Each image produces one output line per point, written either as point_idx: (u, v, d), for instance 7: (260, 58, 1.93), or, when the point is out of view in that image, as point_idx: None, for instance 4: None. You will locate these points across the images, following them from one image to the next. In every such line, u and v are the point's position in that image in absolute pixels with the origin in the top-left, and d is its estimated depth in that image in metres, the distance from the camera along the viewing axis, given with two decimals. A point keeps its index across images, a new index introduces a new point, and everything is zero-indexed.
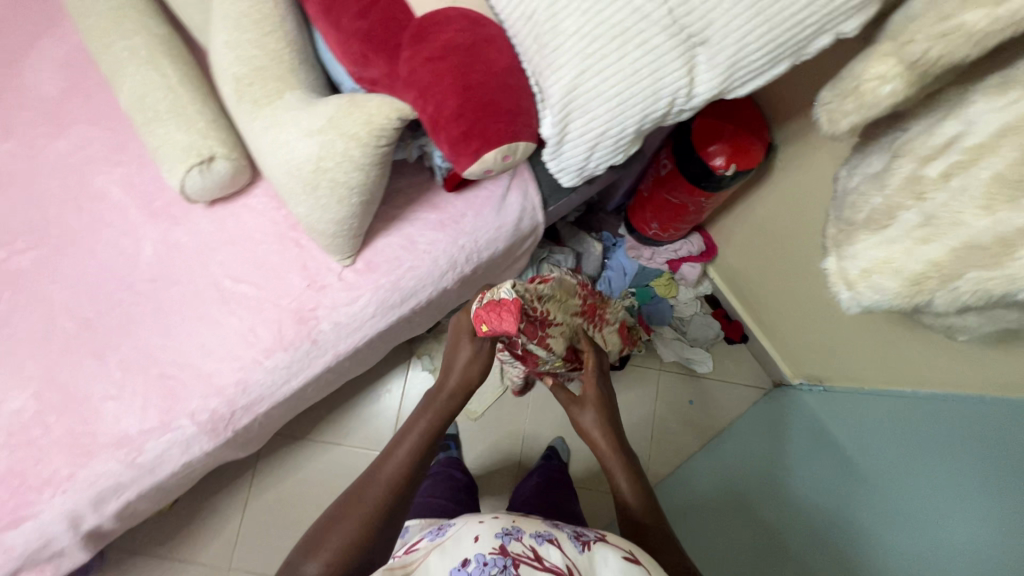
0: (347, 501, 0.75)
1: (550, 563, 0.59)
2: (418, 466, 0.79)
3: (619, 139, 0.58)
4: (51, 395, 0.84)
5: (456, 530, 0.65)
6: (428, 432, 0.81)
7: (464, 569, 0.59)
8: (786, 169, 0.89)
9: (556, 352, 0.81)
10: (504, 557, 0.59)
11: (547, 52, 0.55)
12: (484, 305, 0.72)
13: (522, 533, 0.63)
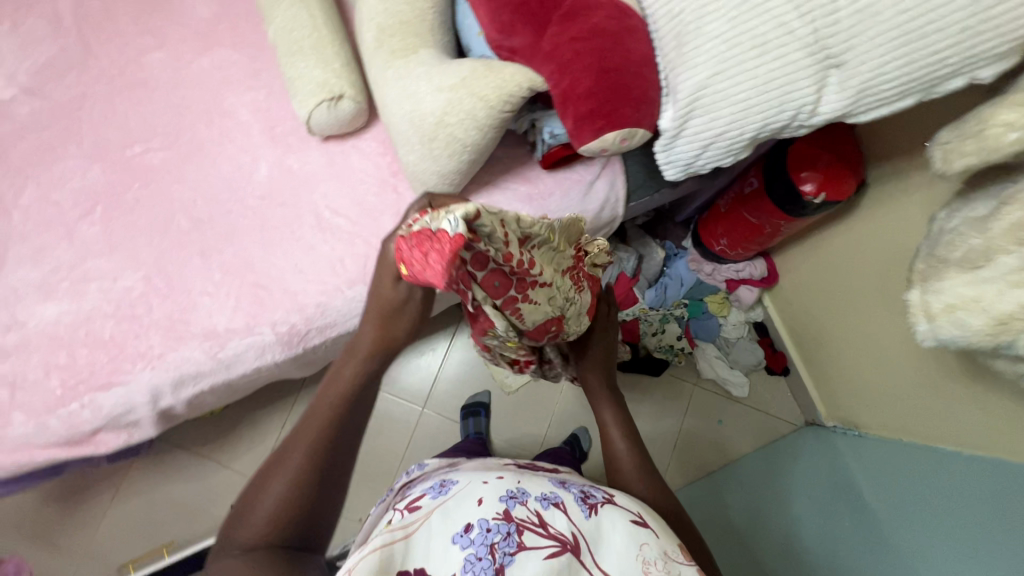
0: (248, 508, 0.58)
1: (556, 530, 0.52)
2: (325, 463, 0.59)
3: (734, 142, 0.62)
4: (159, 281, 0.93)
5: (457, 489, 0.57)
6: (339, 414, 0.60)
7: (466, 535, 0.51)
8: (872, 207, 0.90)
9: (518, 322, 0.63)
10: (508, 522, 0.52)
11: (686, 50, 0.60)
12: (414, 235, 0.49)
13: (527, 495, 0.56)
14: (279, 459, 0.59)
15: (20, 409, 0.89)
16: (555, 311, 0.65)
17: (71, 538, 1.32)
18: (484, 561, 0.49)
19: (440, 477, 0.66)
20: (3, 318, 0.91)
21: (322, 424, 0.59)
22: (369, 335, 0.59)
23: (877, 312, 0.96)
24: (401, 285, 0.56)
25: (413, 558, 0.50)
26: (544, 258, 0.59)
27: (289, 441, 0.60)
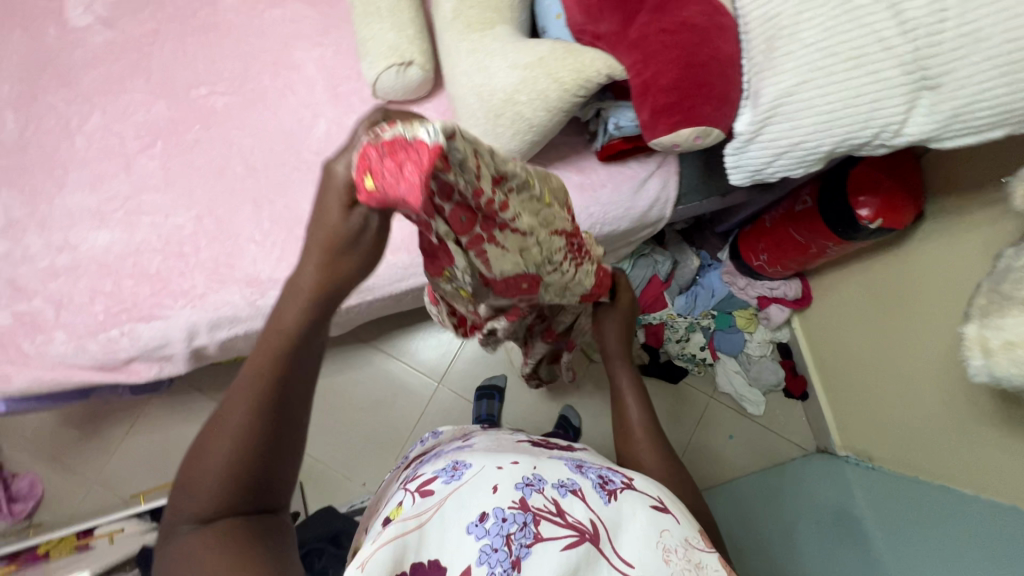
0: (180, 503, 0.45)
1: (574, 518, 0.43)
2: (265, 442, 0.45)
3: (808, 154, 0.62)
4: (209, 222, 0.95)
5: (471, 475, 0.47)
6: (275, 373, 0.45)
7: (481, 525, 0.42)
8: (926, 241, 0.89)
9: (481, 272, 0.53)
10: (525, 511, 0.43)
11: (776, 55, 0.60)
12: (380, 143, 0.38)
13: (543, 481, 0.47)
14: (204, 442, 0.45)
15: (64, 329, 0.92)
16: (528, 266, 0.55)
17: (85, 463, 1.36)
18: (500, 553, 0.40)
19: (446, 456, 0.56)
20: (58, 240, 0.94)
21: (255, 391, 0.45)
22: (310, 277, 0.43)
23: (914, 344, 0.95)
24: (352, 215, 0.41)
25: (423, 551, 0.40)
26: (523, 201, 0.49)
27: (216, 416, 0.46)
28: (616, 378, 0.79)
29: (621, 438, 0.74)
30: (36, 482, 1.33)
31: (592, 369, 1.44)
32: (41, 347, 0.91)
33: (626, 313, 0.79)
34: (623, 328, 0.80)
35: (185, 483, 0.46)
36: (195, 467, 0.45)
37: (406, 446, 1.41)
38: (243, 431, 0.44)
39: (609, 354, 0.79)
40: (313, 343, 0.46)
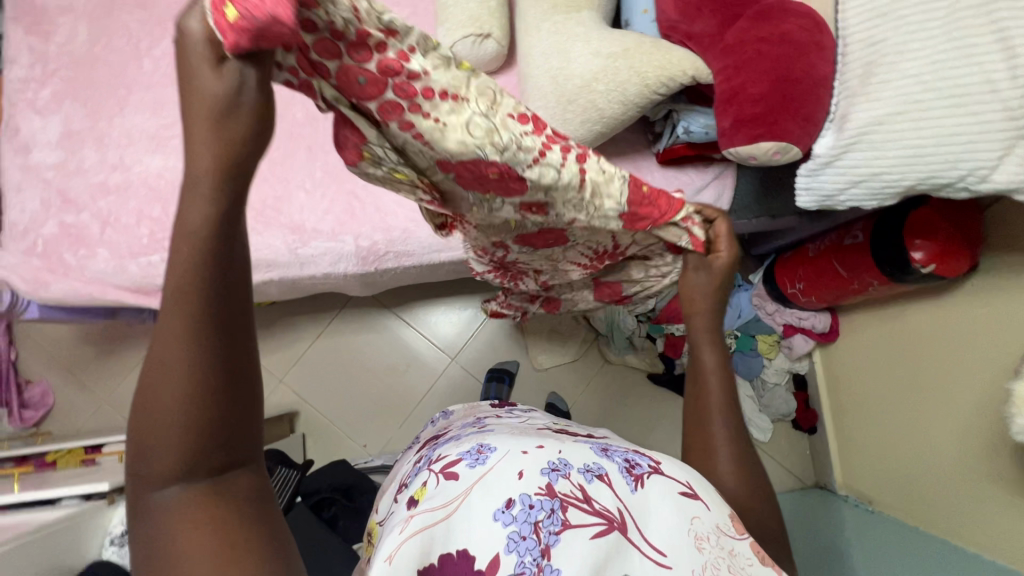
0: (135, 530, 0.33)
1: (601, 506, 0.41)
2: (218, 411, 0.32)
3: (887, 187, 0.61)
4: (263, 164, 0.95)
5: (497, 460, 0.44)
6: (196, 305, 0.31)
7: (507, 512, 0.39)
8: (966, 296, 0.87)
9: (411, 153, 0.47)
10: (552, 498, 0.40)
11: (873, 82, 0.59)
12: None
13: (569, 466, 0.43)
14: (135, 442, 0.32)
15: (106, 247, 0.93)
16: (481, 150, 0.46)
17: (97, 382, 1.38)
18: (529, 541, 0.38)
19: (467, 437, 0.52)
20: (113, 157, 0.95)
21: (175, 340, 0.31)
22: (204, 174, 0.31)
23: (948, 393, 0.91)
24: (223, 70, 0.31)
25: (450, 539, 0.39)
26: (439, 64, 0.42)
27: (138, 399, 0.32)
28: (697, 345, 0.62)
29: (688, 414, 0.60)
30: (48, 392, 1.36)
31: (605, 371, 1.43)
32: (83, 261, 0.92)
33: (717, 275, 0.63)
34: (714, 294, 0.63)
35: (130, 509, 0.33)
36: (136, 477, 0.33)
37: (410, 416, 1.42)
38: (181, 396, 0.31)
39: (692, 317, 0.63)
40: (238, 253, 0.33)
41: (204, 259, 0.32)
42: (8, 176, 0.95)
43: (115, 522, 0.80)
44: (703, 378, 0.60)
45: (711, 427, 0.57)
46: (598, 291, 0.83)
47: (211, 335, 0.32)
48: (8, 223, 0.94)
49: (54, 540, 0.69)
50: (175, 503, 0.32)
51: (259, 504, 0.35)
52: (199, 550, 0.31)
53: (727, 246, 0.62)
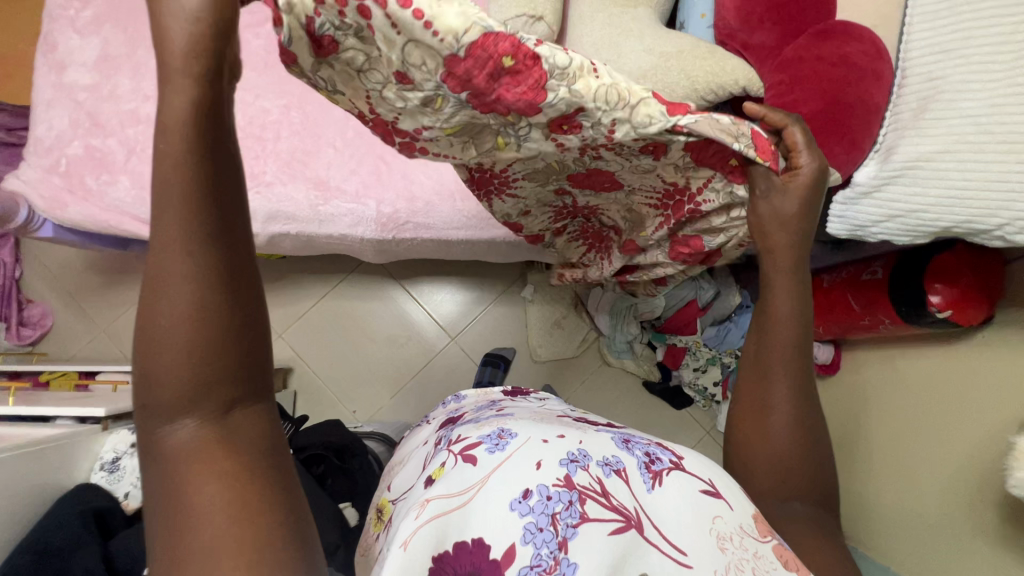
0: (146, 449, 0.35)
1: (618, 502, 0.41)
2: (222, 328, 0.34)
3: (921, 225, 0.61)
4: (296, 116, 0.95)
5: (516, 448, 0.44)
6: (196, 217, 0.34)
7: (524, 502, 0.40)
8: (981, 349, 0.86)
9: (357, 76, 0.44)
10: (570, 490, 0.41)
11: (926, 118, 0.59)
12: None
13: (588, 458, 0.44)
14: (137, 368, 0.34)
15: (129, 176, 0.92)
16: (482, 17, 0.38)
17: (97, 310, 1.37)
18: (546, 533, 0.38)
19: (485, 421, 0.53)
20: (146, 88, 0.95)
21: (176, 258, 0.33)
22: (187, 97, 0.34)
23: (938, 435, 0.91)
24: None
25: (465, 528, 0.40)
26: None
27: (143, 326, 0.33)
28: (768, 289, 0.58)
29: (745, 366, 0.60)
30: (47, 314, 1.36)
31: (602, 372, 1.43)
32: (104, 187, 0.92)
33: (797, 194, 0.53)
34: (801, 228, 0.55)
35: (141, 427, 0.35)
36: (140, 400, 0.34)
37: (403, 389, 1.42)
38: (190, 318, 0.33)
39: (770, 256, 0.57)
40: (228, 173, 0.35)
41: (200, 178, 0.34)
42: (39, 91, 0.95)
43: (107, 448, 0.79)
44: (766, 336, 0.58)
45: (774, 383, 0.57)
46: (674, 250, 0.72)
47: (212, 253, 0.34)
48: (34, 138, 0.93)
49: (45, 457, 0.70)
50: (187, 419, 0.34)
51: (263, 428, 0.37)
52: (219, 463, 0.34)
53: (810, 158, 0.53)
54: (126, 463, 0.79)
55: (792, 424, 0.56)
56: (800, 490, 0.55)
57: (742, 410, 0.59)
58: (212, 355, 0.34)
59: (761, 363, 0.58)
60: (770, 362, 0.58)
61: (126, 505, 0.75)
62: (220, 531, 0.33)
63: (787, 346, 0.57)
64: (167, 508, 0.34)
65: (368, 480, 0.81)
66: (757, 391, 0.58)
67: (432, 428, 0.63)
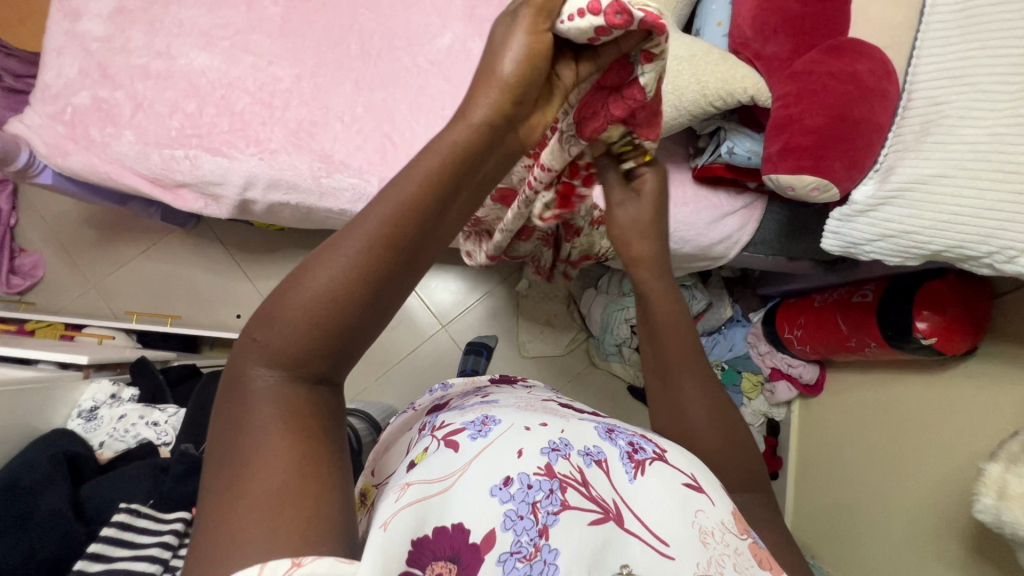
0: (235, 377, 0.38)
1: (597, 493, 0.42)
2: (359, 305, 0.37)
3: (913, 247, 0.62)
4: (307, 86, 0.95)
5: (498, 434, 0.44)
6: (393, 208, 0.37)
7: (505, 489, 0.40)
8: (964, 379, 0.86)
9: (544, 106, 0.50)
10: (551, 479, 0.41)
11: (925, 142, 0.60)
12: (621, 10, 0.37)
13: (569, 447, 0.44)
14: (272, 308, 0.38)
15: (133, 130, 0.92)
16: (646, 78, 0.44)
17: (89, 266, 1.37)
18: (526, 521, 0.38)
19: (470, 407, 0.53)
20: (160, 45, 0.94)
21: (355, 237, 0.37)
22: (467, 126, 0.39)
23: (909, 462, 0.92)
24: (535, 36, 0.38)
25: (445, 513, 0.39)
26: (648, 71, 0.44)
27: (302, 269, 0.38)
28: (646, 300, 0.60)
29: (650, 376, 0.61)
30: (39, 265, 1.35)
31: (588, 374, 1.43)
32: (107, 138, 0.91)
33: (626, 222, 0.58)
34: (655, 248, 0.59)
35: (244, 350, 0.38)
36: (258, 334, 0.38)
37: (389, 372, 1.42)
38: (333, 283, 0.36)
39: (639, 267, 0.60)
40: (450, 203, 0.39)
41: (432, 185, 0.38)
42: (52, 38, 0.94)
43: (86, 397, 0.80)
44: (661, 341, 0.59)
45: (683, 386, 0.58)
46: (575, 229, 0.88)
47: (392, 247, 0.37)
48: (42, 84, 0.93)
49: (24, 399, 0.70)
50: (289, 370, 0.37)
51: (334, 404, 0.39)
52: (290, 422, 0.36)
53: (652, 168, 0.57)
54: (104, 413, 0.80)
55: (710, 423, 0.56)
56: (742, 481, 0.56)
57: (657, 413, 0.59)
58: (334, 325, 0.37)
59: (666, 368, 0.59)
60: (672, 367, 0.59)
61: (100, 454, 0.76)
62: (275, 484, 0.33)
63: (682, 352, 0.58)
64: (234, 441, 0.36)
65: None
66: (669, 399, 0.59)
67: (418, 415, 0.62)
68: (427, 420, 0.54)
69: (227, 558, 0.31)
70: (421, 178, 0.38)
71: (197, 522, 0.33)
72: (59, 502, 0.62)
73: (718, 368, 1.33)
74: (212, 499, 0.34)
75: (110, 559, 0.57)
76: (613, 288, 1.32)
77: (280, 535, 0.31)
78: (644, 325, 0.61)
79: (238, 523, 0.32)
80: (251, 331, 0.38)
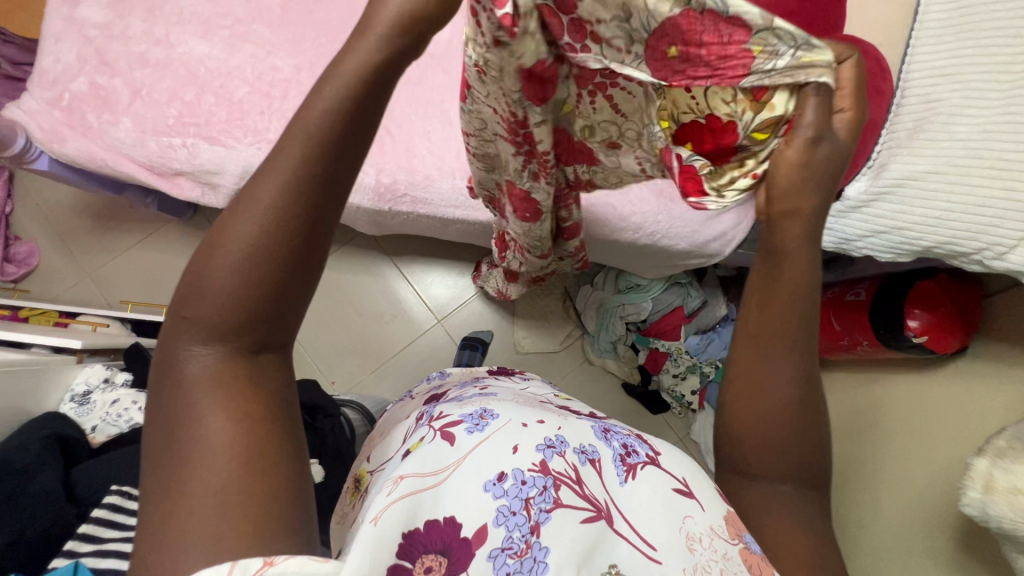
0: (169, 363, 0.37)
1: (590, 492, 0.42)
2: (274, 273, 0.36)
3: (905, 242, 0.63)
4: (306, 76, 0.95)
5: (495, 429, 0.44)
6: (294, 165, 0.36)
7: (498, 485, 0.40)
8: (953, 378, 0.87)
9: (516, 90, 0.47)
10: (545, 476, 0.41)
11: (918, 138, 0.61)
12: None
13: (565, 445, 0.44)
14: (195, 282, 0.37)
15: (131, 117, 0.91)
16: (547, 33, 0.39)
17: (84, 254, 1.36)
18: (519, 517, 0.39)
19: (468, 399, 0.53)
20: (159, 33, 0.94)
21: (264, 195, 0.35)
22: (351, 71, 0.37)
23: (897, 461, 0.92)
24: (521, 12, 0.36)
25: (437, 506, 0.39)
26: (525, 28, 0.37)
27: (213, 241, 0.36)
28: (781, 260, 0.47)
29: (744, 341, 0.49)
30: (34, 253, 1.35)
31: (583, 371, 1.43)
32: (104, 125, 0.91)
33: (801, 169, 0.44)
34: (821, 201, 0.45)
35: (171, 334, 0.37)
36: (185, 311, 0.37)
37: (384, 365, 1.42)
38: (244, 253, 0.35)
39: (788, 219, 0.46)
40: (360, 141, 0.38)
41: (332, 127, 0.36)
42: (50, 24, 0.94)
43: (80, 380, 0.80)
44: (772, 307, 0.47)
45: (776, 367, 0.47)
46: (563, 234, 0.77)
47: (306, 203, 0.36)
48: (39, 69, 0.93)
49: (17, 382, 0.70)
50: (222, 344, 0.37)
51: (273, 377, 0.38)
52: (227, 401, 0.36)
53: (854, 104, 0.42)
54: (97, 397, 0.80)
55: (784, 412, 0.47)
56: (792, 470, 0.49)
57: (733, 379, 0.50)
58: (255, 295, 0.36)
59: (772, 341, 0.47)
60: (768, 336, 0.47)
61: (92, 438, 0.76)
62: (221, 478, 0.33)
63: (787, 318, 0.47)
64: (173, 424, 0.36)
65: (338, 444, 0.81)
66: (755, 369, 0.48)
67: (416, 403, 0.62)
68: (424, 411, 0.54)
69: (174, 554, 0.31)
70: (322, 123, 0.36)
71: (143, 519, 0.34)
72: (51, 483, 0.62)
73: (711, 366, 1.28)
74: (160, 485, 0.34)
75: (101, 540, 0.58)
76: (608, 284, 1.31)
77: (227, 527, 0.32)
78: (762, 287, 0.48)
79: (183, 516, 0.32)
80: (178, 309, 0.37)
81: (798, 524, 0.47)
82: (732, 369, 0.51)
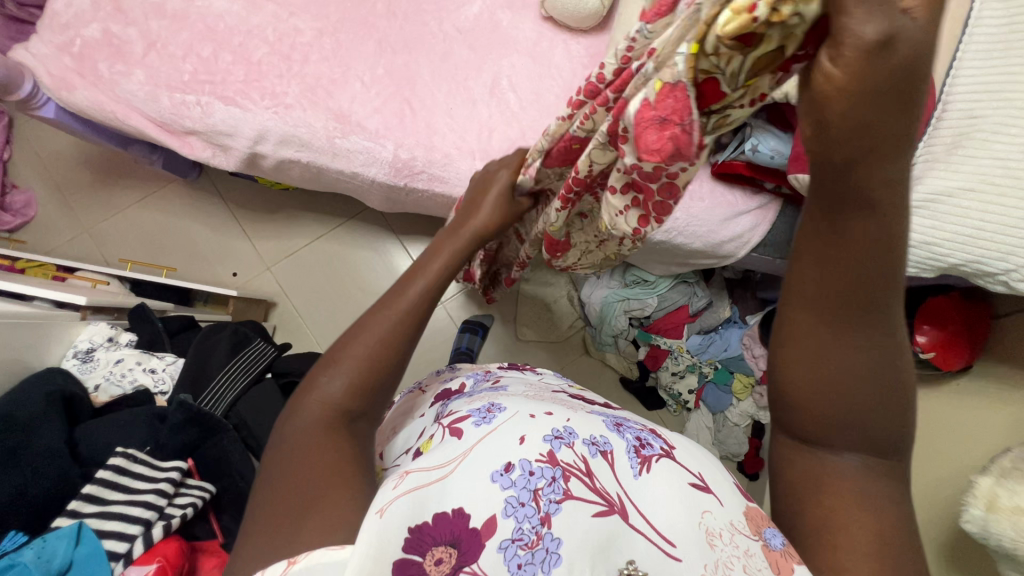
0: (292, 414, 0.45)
1: (600, 485, 0.41)
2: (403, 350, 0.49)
3: (929, 258, 0.65)
4: (328, 42, 0.93)
5: (502, 422, 0.44)
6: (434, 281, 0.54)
7: (506, 476, 0.39)
8: (958, 394, 0.87)
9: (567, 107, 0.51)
10: (554, 466, 0.40)
11: (954, 155, 0.64)
12: None
13: (574, 436, 0.43)
14: (334, 357, 0.48)
15: (144, 70, 0.89)
16: None
17: (84, 209, 1.33)
18: (528, 508, 0.38)
19: (479, 394, 0.52)
20: None
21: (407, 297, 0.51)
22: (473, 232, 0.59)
23: None
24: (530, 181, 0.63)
25: (444, 499, 0.38)
26: None
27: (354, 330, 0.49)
28: (852, 216, 0.33)
29: (807, 313, 0.39)
30: (31, 203, 1.31)
31: (582, 363, 1.43)
32: (117, 77, 0.88)
33: (856, 66, 0.25)
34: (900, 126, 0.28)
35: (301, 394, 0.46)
36: (321, 372, 0.47)
37: None
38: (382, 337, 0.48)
39: (870, 159, 0.29)
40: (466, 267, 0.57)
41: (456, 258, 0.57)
42: None
43: (82, 338, 0.79)
44: (836, 268, 0.36)
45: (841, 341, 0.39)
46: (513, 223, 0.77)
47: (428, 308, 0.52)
48: (50, 11, 0.89)
49: (19, 336, 0.68)
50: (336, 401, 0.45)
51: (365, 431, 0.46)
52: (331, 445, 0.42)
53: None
54: (100, 356, 0.79)
55: (847, 383, 0.40)
56: (864, 443, 0.42)
57: (797, 362, 0.42)
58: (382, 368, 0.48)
59: (839, 306, 0.38)
60: (832, 304, 0.38)
61: (94, 397, 0.75)
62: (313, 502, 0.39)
63: (862, 286, 0.36)
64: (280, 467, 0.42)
65: None
66: (810, 338, 0.40)
67: (428, 398, 0.61)
68: (439, 408, 0.53)
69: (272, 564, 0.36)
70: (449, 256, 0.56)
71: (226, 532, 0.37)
72: (55, 439, 0.61)
73: (711, 367, 1.28)
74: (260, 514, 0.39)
75: (104, 501, 0.58)
76: (614, 278, 1.28)
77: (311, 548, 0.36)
78: (816, 259, 0.37)
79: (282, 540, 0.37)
80: (317, 371, 0.47)
81: (879, 517, 0.41)
82: (788, 346, 0.42)
